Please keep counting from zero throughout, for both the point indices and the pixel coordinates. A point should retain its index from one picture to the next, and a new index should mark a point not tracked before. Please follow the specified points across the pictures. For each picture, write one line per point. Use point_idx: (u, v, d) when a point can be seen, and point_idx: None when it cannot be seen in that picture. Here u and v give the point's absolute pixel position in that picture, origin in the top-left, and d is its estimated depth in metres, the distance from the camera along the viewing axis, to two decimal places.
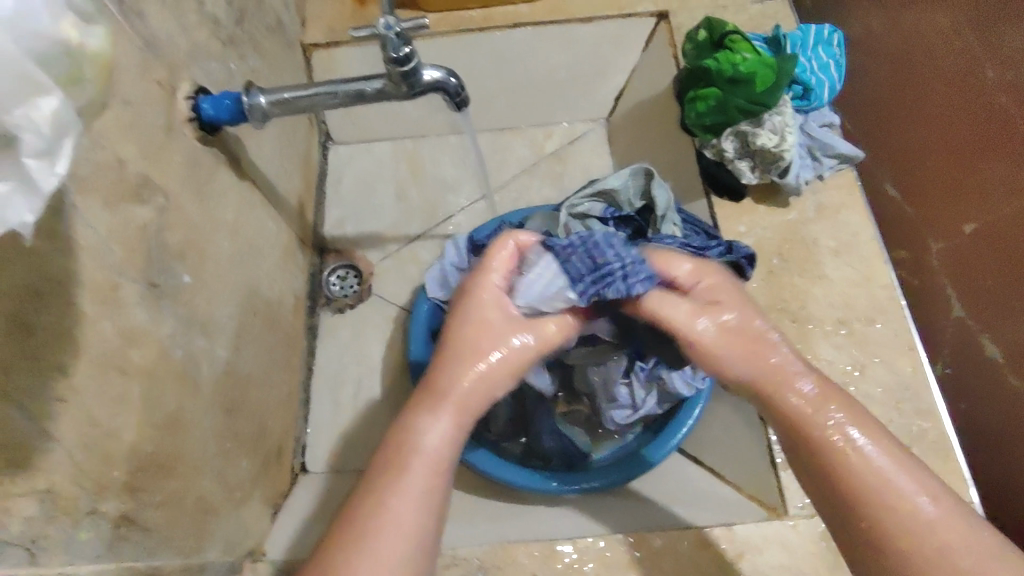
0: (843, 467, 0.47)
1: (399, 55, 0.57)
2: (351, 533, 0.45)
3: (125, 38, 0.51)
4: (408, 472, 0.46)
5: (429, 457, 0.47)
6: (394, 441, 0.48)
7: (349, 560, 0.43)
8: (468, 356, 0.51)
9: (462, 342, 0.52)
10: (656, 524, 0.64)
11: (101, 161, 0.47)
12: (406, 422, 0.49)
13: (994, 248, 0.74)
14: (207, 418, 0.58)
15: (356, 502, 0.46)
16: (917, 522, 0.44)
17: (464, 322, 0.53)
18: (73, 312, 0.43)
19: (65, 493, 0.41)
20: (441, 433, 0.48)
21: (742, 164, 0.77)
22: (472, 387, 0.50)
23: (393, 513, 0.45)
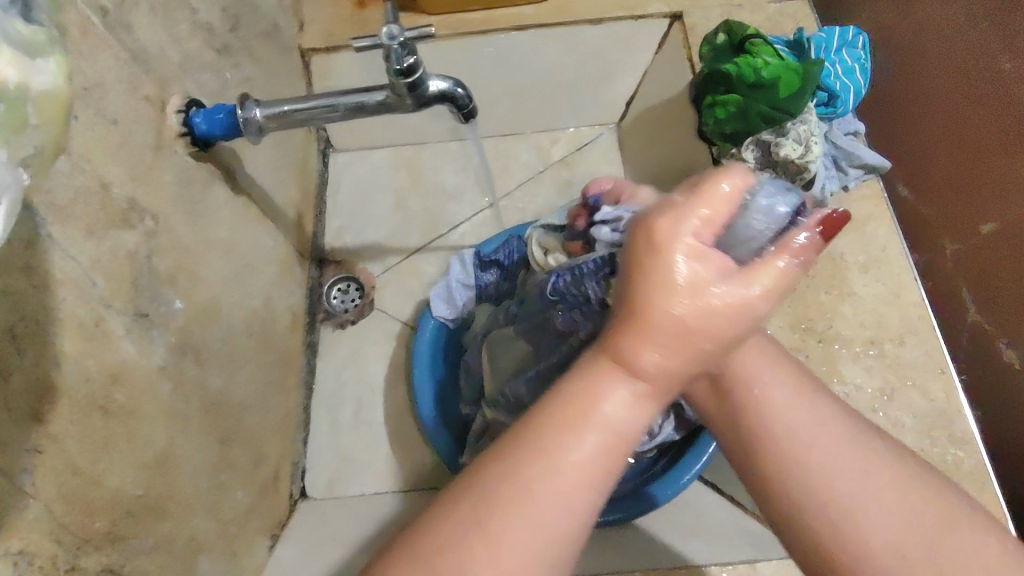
0: (752, 420, 0.41)
1: (404, 67, 0.54)
2: (472, 506, 0.35)
3: (108, 50, 0.48)
4: (578, 446, 0.35)
5: (610, 432, 0.35)
6: (563, 401, 0.36)
7: (492, 519, 0.34)
8: (662, 326, 0.34)
9: (653, 308, 0.34)
10: (673, 559, 0.61)
11: (84, 185, 0.44)
12: (586, 378, 0.36)
13: (1015, 254, 0.70)
14: (199, 452, 0.55)
15: (496, 467, 0.36)
16: (834, 478, 0.38)
17: (650, 280, 0.34)
18: (52, 354, 0.40)
19: (42, 552, 0.38)
20: (627, 403, 0.35)
21: (763, 174, 0.73)
22: (670, 363, 0.35)
23: (553, 478, 0.35)
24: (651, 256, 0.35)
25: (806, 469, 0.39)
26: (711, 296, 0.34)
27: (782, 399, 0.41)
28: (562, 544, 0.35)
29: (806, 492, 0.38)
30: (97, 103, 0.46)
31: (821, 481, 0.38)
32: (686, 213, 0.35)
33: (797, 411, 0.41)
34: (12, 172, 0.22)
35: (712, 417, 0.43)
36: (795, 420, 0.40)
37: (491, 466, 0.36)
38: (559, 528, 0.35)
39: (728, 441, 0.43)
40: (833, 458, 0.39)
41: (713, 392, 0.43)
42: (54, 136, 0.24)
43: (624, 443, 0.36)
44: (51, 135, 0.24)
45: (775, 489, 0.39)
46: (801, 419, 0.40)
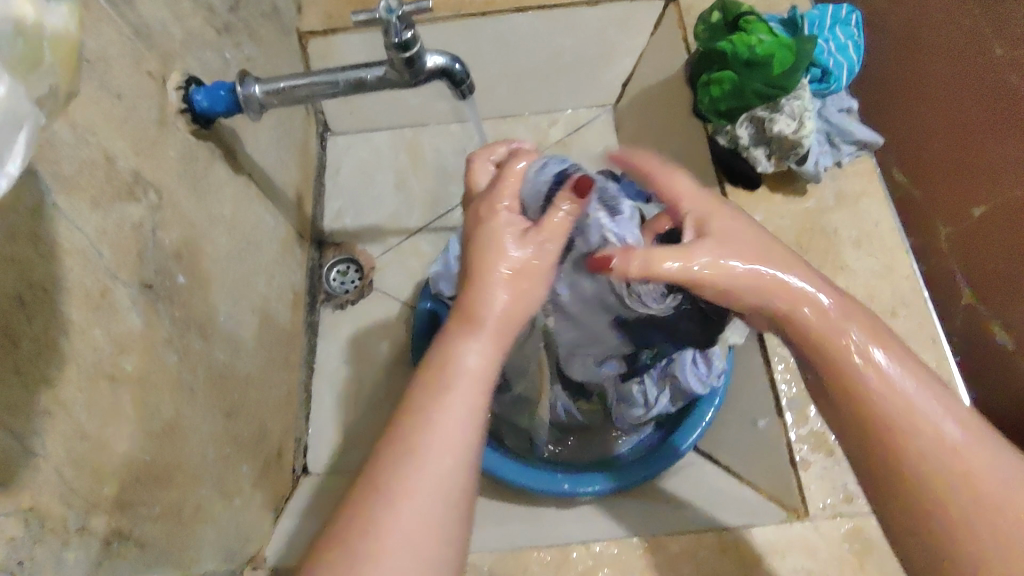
0: (910, 438, 0.41)
1: (402, 41, 0.54)
2: (367, 491, 0.39)
3: (111, 25, 0.48)
4: (440, 418, 0.41)
5: (471, 383, 0.42)
6: (430, 367, 0.43)
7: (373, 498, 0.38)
8: (487, 279, 0.45)
9: (480, 265, 0.46)
10: (673, 525, 0.63)
11: (89, 157, 0.45)
12: (451, 333, 0.45)
13: (1010, 224, 0.71)
14: (205, 423, 0.56)
15: (391, 446, 0.40)
16: (992, 501, 0.39)
17: (478, 245, 0.46)
18: (60, 321, 0.40)
19: (53, 514, 0.39)
20: (483, 355, 0.43)
21: (757, 151, 0.75)
22: (509, 308, 0.45)
23: (422, 462, 0.39)
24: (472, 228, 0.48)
25: (984, 505, 0.39)
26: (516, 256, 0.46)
27: (948, 427, 0.41)
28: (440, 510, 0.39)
29: (965, 510, 0.39)
30: (101, 76, 0.47)
31: (979, 506, 0.39)
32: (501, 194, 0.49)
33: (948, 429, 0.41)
34: (31, 103, 0.23)
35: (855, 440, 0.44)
36: (973, 450, 0.41)
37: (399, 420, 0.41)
38: (445, 489, 0.39)
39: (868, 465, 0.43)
40: (989, 472, 0.40)
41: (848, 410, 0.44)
42: (64, 80, 0.26)
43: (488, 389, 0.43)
44: (61, 77, 0.25)
45: (934, 514, 0.40)
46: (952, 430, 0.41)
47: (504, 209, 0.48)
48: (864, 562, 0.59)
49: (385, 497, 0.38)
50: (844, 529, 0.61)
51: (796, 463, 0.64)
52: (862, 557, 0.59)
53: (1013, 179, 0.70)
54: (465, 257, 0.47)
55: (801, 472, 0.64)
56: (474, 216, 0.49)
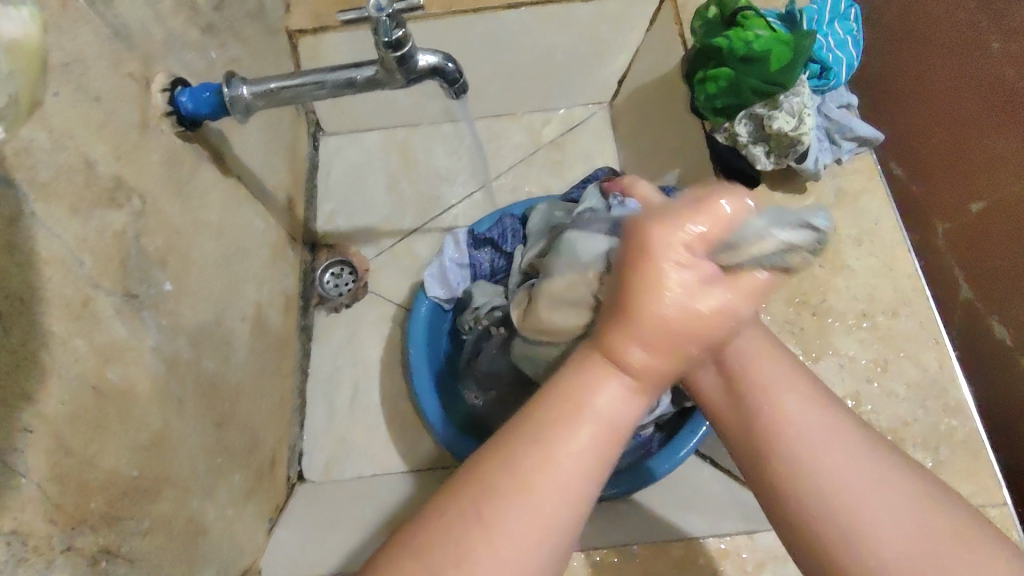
0: (771, 423, 0.41)
1: (392, 40, 0.53)
2: (506, 470, 0.35)
3: (89, 26, 0.47)
4: (575, 436, 0.35)
5: (606, 428, 0.36)
6: (553, 389, 0.37)
7: (494, 489, 0.35)
8: (649, 321, 0.35)
9: (636, 308, 0.35)
10: (668, 532, 0.62)
11: (67, 163, 0.43)
12: (581, 367, 0.37)
13: (1011, 215, 0.69)
14: (194, 433, 0.54)
15: (532, 418, 0.37)
16: (845, 493, 0.37)
17: (641, 289, 0.35)
18: (39, 333, 0.39)
19: (37, 532, 0.38)
20: (623, 393, 0.36)
21: (756, 149, 0.74)
22: (652, 362, 0.36)
23: (552, 472, 0.35)
24: (635, 261, 0.37)
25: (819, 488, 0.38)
26: (705, 304, 0.36)
27: (791, 406, 0.41)
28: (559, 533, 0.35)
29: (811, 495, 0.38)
30: (78, 78, 0.45)
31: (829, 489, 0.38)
32: (681, 223, 0.37)
33: (811, 416, 0.40)
34: None
35: (726, 416, 0.43)
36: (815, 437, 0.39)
37: (525, 430, 0.36)
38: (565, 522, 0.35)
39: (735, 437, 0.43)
40: (840, 461, 0.38)
41: (727, 385, 0.44)
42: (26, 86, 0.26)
43: (620, 434, 0.37)
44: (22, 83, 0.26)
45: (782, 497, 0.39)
46: (810, 420, 0.40)
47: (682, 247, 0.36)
48: None
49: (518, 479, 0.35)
50: None
51: None
52: None
53: (1011, 174, 0.69)
54: (620, 282, 0.37)
55: None
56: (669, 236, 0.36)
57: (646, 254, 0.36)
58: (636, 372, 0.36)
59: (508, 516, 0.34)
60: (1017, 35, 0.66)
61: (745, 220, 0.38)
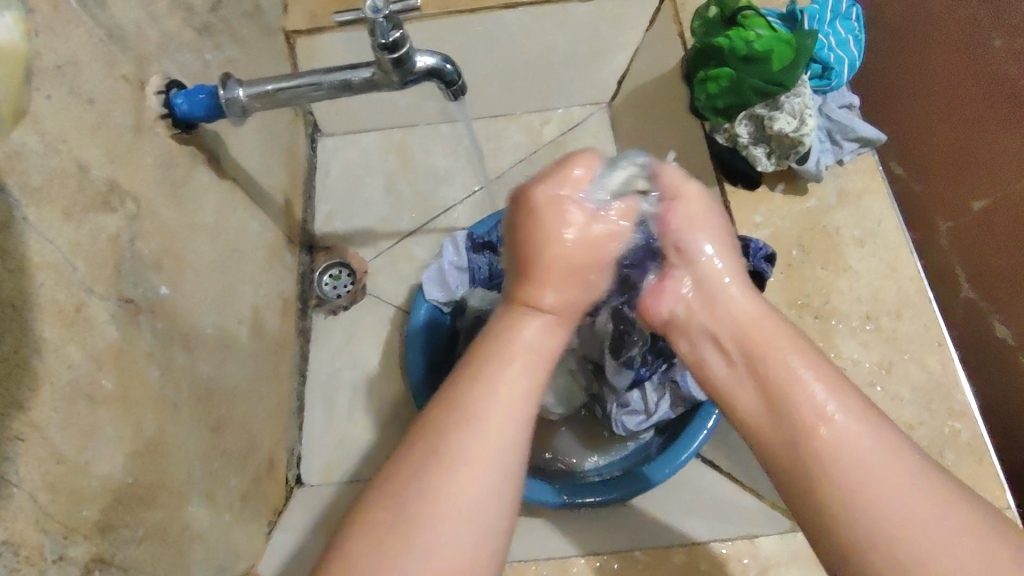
0: (818, 437, 0.39)
1: (389, 41, 0.52)
2: (455, 408, 0.39)
3: (82, 27, 0.46)
4: (509, 365, 0.41)
5: (530, 355, 0.42)
6: (487, 338, 0.43)
7: (454, 439, 0.38)
8: (552, 261, 0.45)
9: (541, 251, 0.45)
10: (669, 535, 0.63)
11: (60, 166, 0.42)
12: (503, 316, 0.45)
13: (1016, 213, 0.69)
14: (189, 438, 0.54)
15: (471, 361, 0.42)
16: (894, 506, 0.36)
17: (534, 234, 0.46)
18: (31, 340, 0.38)
19: (29, 542, 0.37)
20: (544, 329, 0.44)
21: (757, 149, 0.74)
22: (564, 302, 0.45)
23: (495, 405, 0.39)
24: (534, 219, 0.46)
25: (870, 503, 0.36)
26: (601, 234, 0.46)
27: (834, 418, 0.39)
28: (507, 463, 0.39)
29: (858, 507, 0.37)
30: (71, 81, 0.45)
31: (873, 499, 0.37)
32: (562, 182, 0.47)
33: (855, 429, 0.39)
34: None
35: (766, 432, 0.42)
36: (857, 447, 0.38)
37: (468, 374, 0.41)
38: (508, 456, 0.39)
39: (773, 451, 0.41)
40: (886, 473, 0.37)
41: (764, 399, 0.42)
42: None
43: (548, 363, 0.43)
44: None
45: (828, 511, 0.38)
46: (856, 432, 0.39)
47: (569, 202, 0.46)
48: None
49: (466, 415, 0.39)
50: None
51: None
52: None
53: (1016, 170, 0.69)
54: (517, 242, 0.47)
55: None
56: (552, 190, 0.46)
57: (541, 209, 0.46)
58: (551, 311, 0.45)
59: (463, 446, 0.38)
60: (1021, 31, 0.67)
61: (596, 175, 0.47)
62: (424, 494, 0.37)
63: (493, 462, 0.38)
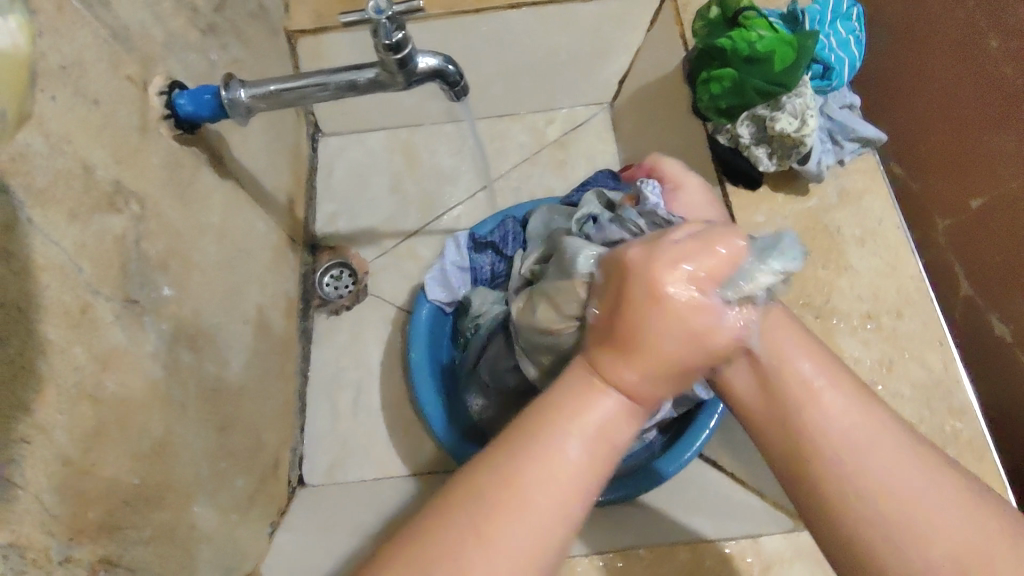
0: (817, 424, 0.38)
1: (393, 42, 0.52)
2: (496, 479, 0.35)
3: (87, 28, 0.46)
4: (574, 447, 0.35)
5: (602, 441, 0.36)
6: (553, 406, 0.37)
7: (497, 511, 0.34)
8: (646, 345, 0.36)
9: (635, 333, 0.36)
10: (672, 534, 0.62)
11: (65, 167, 0.42)
12: (578, 397, 0.37)
13: (1012, 211, 0.69)
14: (195, 438, 0.54)
15: (528, 432, 0.36)
16: (896, 495, 0.36)
17: (633, 308, 0.37)
18: (37, 342, 0.38)
19: (36, 544, 0.37)
20: (615, 413, 0.37)
21: (758, 150, 0.73)
22: (647, 391, 0.37)
23: (558, 481, 0.35)
24: (639, 296, 0.37)
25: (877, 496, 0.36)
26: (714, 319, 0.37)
27: (833, 409, 0.38)
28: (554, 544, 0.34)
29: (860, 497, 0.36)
30: (76, 82, 0.45)
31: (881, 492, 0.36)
32: (676, 259, 0.37)
33: (853, 416, 0.38)
34: None
35: (760, 418, 0.41)
36: (851, 438, 0.38)
37: (522, 440, 0.36)
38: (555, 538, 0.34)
39: (770, 439, 0.40)
40: (893, 472, 0.36)
41: (760, 387, 0.41)
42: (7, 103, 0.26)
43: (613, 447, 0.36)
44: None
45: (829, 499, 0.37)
46: (856, 421, 0.38)
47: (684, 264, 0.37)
48: None
49: (516, 495, 0.34)
50: None
51: None
52: None
53: (1013, 170, 0.69)
54: (618, 310, 0.38)
55: None
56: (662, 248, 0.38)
57: (645, 276, 0.37)
58: (632, 397, 0.37)
59: (506, 534, 0.33)
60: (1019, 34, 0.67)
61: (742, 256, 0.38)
62: (451, 568, 0.33)
63: (539, 552, 0.34)
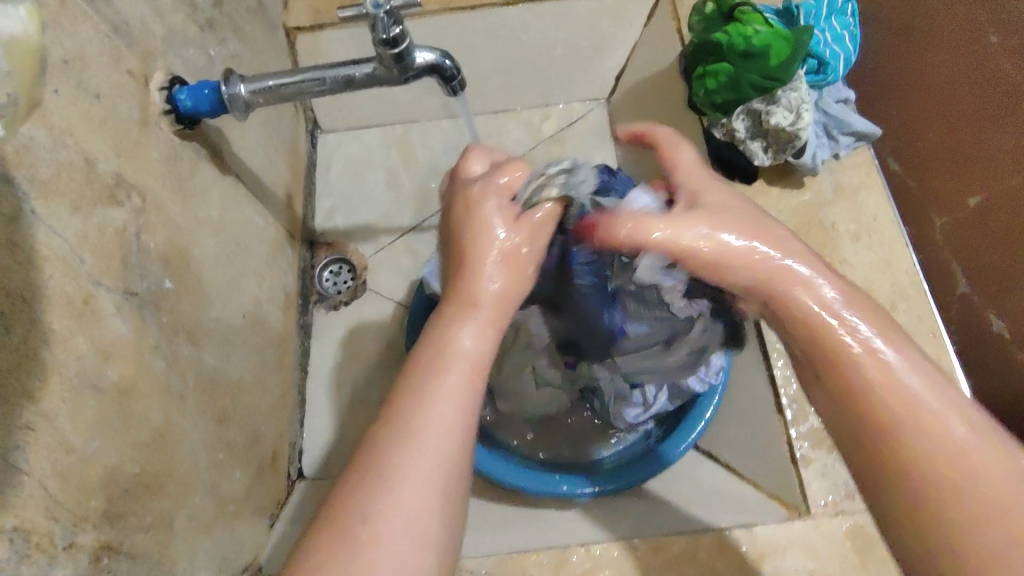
0: (932, 443, 0.38)
1: (390, 37, 0.53)
2: (391, 429, 0.40)
3: (88, 22, 0.47)
4: (448, 374, 0.42)
5: (467, 365, 0.43)
6: (425, 351, 0.44)
7: (386, 450, 0.39)
8: (484, 256, 0.46)
9: (473, 251, 0.47)
10: (667, 524, 0.62)
11: (68, 160, 0.43)
12: (439, 325, 0.45)
13: (1008, 209, 0.70)
14: (195, 429, 0.55)
15: (408, 379, 0.43)
16: (987, 493, 0.36)
17: (471, 231, 0.48)
18: (40, 331, 0.39)
19: (39, 529, 0.38)
20: (477, 334, 0.44)
21: (754, 143, 0.74)
22: (503, 289, 0.46)
23: (435, 404, 0.41)
24: (474, 219, 0.48)
25: (972, 491, 0.36)
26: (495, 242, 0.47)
27: (937, 412, 0.39)
28: (453, 461, 0.40)
29: (968, 520, 0.36)
30: (78, 76, 0.45)
31: (972, 486, 0.37)
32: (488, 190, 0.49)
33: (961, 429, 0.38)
34: None
35: (845, 432, 0.41)
36: (960, 441, 0.38)
37: (405, 386, 0.42)
38: (447, 459, 0.40)
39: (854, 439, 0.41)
40: (988, 468, 0.37)
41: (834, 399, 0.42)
42: (25, 87, 0.27)
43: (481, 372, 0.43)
44: (22, 82, 0.26)
45: (941, 522, 0.37)
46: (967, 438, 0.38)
47: (494, 194, 0.49)
48: (863, 560, 0.59)
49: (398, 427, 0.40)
50: (845, 528, 0.60)
51: (798, 460, 0.64)
52: (864, 554, 0.59)
53: (1010, 167, 0.69)
54: (456, 236, 0.49)
55: (804, 470, 0.63)
56: (466, 193, 0.50)
57: (473, 208, 0.48)
58: (486, 308, 0.45)
59: (400, 464, 0.39)
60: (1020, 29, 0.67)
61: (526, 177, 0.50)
62: (363, 514, 0.38)
63: (425, 477, 0.39)
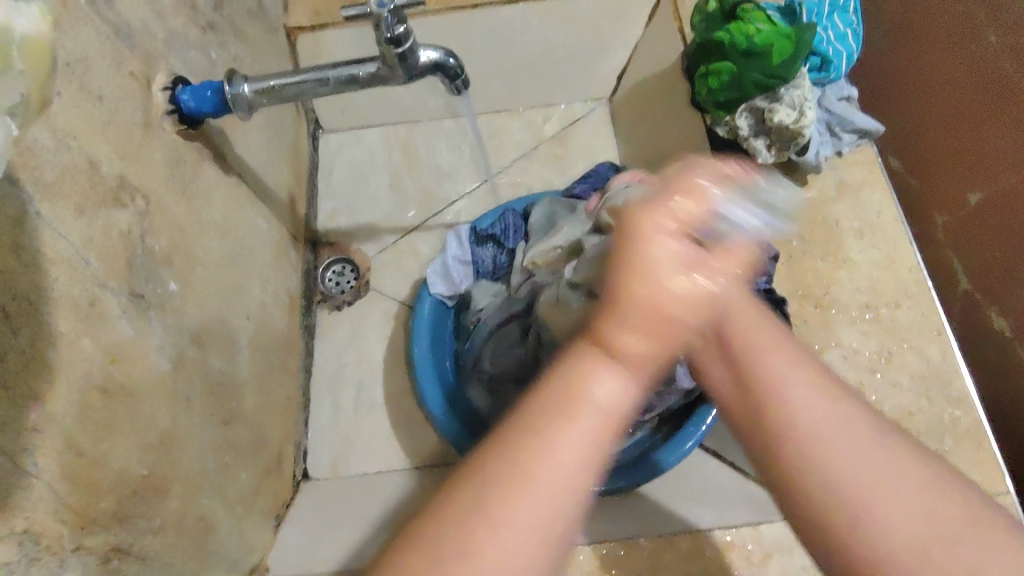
0: (792, 428, 0.39)
1: (394, 36, 0.53)
2: (498, 482, 0.33)
3: (91, 26, 0.47)
4: (576, 422, 0.34)
5: (599, 419, 0.34)
6: (551, 388, 0.36)
7: (490, 518, 0.33)
8: (627, 307, 0.34)
9: (620, 296, 0.34)
10: (671, 525, 0.62)
11: (72, 163, 0.43)
12: (573, 356, 0.36)
13: (1004, 203, 0.70)
14: (202, 432, 0.55)
15: (531, 415, 0.35)
16: (840, 484, 0.37)
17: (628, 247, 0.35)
18: (48, 333, 0.39)
19: (48, 532, 0.38)
20: (615, 384, 0.35)
21: (756, 142, 0.74)
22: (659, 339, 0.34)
23: (558, 451, 0.34)
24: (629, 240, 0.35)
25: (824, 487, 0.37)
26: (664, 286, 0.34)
27: (796, 397, 0.40)
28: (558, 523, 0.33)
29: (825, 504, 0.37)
30: (82, 79, 0.45)
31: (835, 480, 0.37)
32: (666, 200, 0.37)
33: (821, 415, 0.39)
34: None
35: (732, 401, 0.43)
36: (812, 429, 0.39)
37: (529, 426, 0.35)
38: (557, 516, 0.33)
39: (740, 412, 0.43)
40: (844, 469, 0.37)
41: (736, 380, 0.43)
42: (36, 84, 0.27)
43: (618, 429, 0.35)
44: (36, 79, 0.26)
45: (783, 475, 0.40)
46: (828, 420, 0.39)
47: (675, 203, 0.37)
48: None
49: (519, 477, 0.33)
50: None
51: None
52: None
53: (1009, 165, 0.69)
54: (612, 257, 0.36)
55: None
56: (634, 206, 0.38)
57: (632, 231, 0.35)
58: (623, 357, 0.34)
59: (511, 522, 0.33)
60: (1016, 28, 0.66)
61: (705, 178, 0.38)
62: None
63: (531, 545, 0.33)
